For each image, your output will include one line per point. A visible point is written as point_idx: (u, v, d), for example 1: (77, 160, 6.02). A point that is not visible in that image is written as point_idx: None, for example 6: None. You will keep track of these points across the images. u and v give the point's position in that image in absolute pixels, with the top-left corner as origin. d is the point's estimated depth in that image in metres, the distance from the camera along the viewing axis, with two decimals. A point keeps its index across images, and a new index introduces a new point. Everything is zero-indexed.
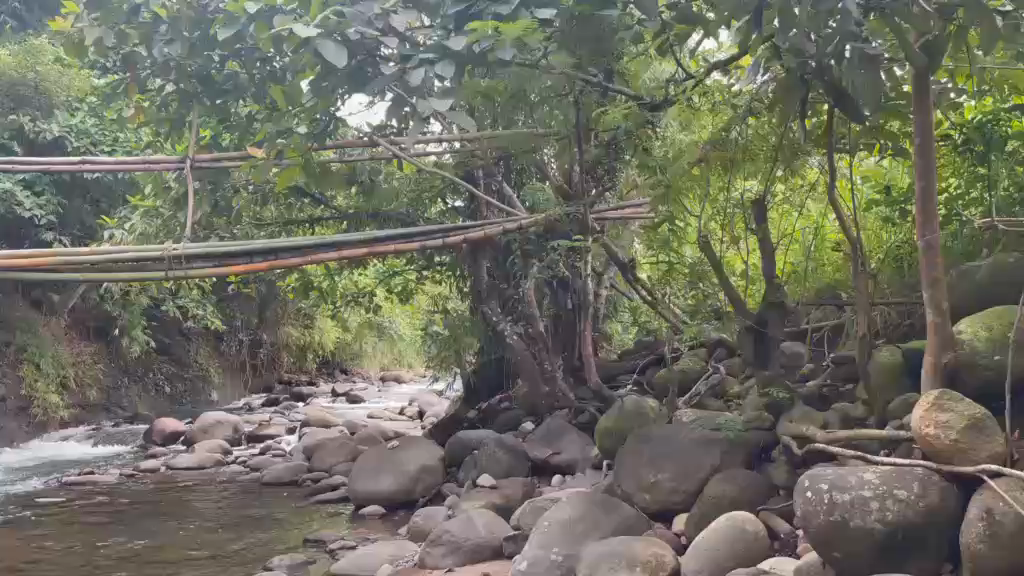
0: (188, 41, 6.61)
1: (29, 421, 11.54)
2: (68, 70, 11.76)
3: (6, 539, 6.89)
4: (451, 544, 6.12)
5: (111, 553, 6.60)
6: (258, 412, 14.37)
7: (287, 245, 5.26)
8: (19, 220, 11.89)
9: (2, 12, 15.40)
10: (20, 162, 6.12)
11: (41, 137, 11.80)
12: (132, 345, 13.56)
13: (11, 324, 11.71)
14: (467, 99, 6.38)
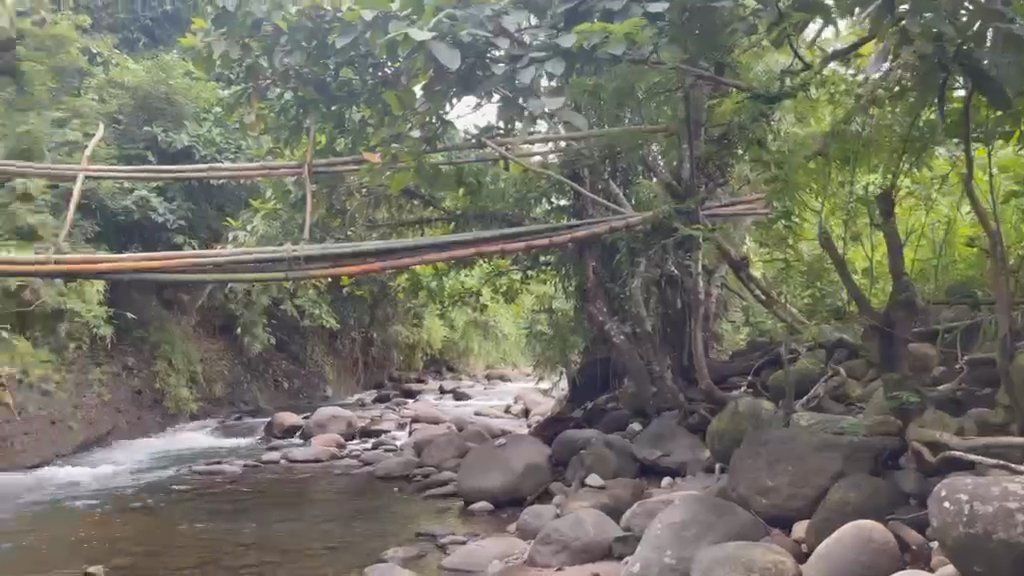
0: (306, 51, 6.96)
1: (162, 413, 12.32)
2: (194, 84, 12.59)
3: (142, 523, 7.35)
4: (561, 542, 6.12)
5: (237, 539, 6.94)
6: (371, 408, 14.85)
7: (404, 246, 5.42)
8: (152, 225, 12.64)
9: (135, 30, 16.49)
10: (154, 170, 6.54)
11: (173, 146, 12.41)
12: (253, 342, 14.24)
13: (148, 322, 12.44)
14: (574, 98, 6.38)
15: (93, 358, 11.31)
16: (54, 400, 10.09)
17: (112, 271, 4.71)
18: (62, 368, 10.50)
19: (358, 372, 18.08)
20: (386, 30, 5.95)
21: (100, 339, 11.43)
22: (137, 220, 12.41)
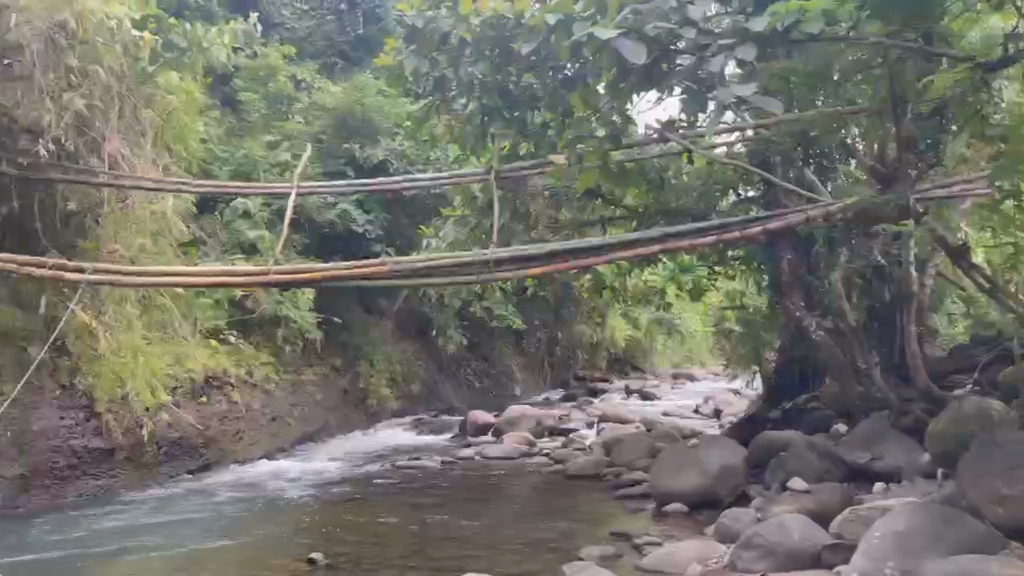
0: (491, 60, 7.16)
1: (366, 411, 13.18)
2: (387, 101, 13.34)
3: (353, 514, 7.87)
4: (764, 548, 5.85)
5: (439, 533, 7.24)
6: (560, 407, 15.05)
7: (580, 244, 5.38)
8: (353, 236, 13.53)
9: (334, 55, 17.75)
10: (357, 183, 6.99)
11: (370, 160, 13.19)
12: (446, 344, 14.89)
13: (351, 326, 13.32)
14: (765, 85, 6.11)
15: (307, 359, 12.31)
16: (275, 398, 11.05)
17: (324, 280, 5.08)
18: (281, 369, 11.50)
19: (545, 371, 18.41)
20: (569, 32, 5.97)
21: (311, 343, 12.38)
22: (341, 232, 13.33)
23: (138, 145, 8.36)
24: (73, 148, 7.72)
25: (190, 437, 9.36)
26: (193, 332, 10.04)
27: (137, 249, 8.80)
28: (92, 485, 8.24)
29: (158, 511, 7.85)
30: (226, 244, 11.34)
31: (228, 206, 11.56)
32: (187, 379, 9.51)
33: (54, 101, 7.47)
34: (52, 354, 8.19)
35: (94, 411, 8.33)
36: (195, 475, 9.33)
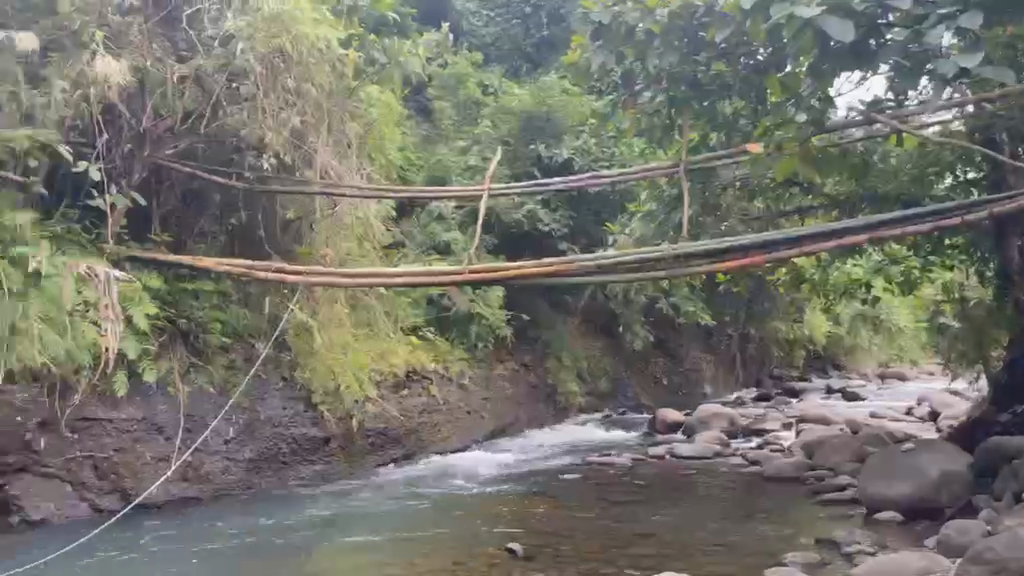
0: (680, 51, 6.95)
1: (555, 406, 13.38)
2: (570, 100, 13.46)
3: (546, 507, 8.00)
4: (997, 564, 5.30)
5: (632, 530, 7.19)
6: (755, 407, 14.51)
7: (778, 236, 4.93)
8: (539, 235, 13.76)
9: (520, 57, 18.20)
10: (548, 181, 7.11)
11: (555, 159, 13.34)
12: (633, 341, 14.77)
13: (540, 323, 13.59)
14: (995, 53, 5.50)
15: (498, 355, 12.64)
16: (471, 393, 11.49)
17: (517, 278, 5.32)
18: (475, 364, 11.95)
19: (736, 370, 17.85)
20: (767, 13, 5.74)
21: (502, 340, 12.73)
22: (528, 232, 13.59)
23: (345, 156, 9.04)
24: (291, 160, 8.52)
25: (396, 425, 9.98)
26: (393, 330, 10.59)
27: (345, 253, 9.46)
28: (312, 470, 9.00)
29: (366, 496, 8.44)
30: (422, 245, 11.95)
31: (425, 209, 12.37)
32: (391, 374, 10.11)
33: (274, 119, 8.21)
34: (276, 349, 9.02)
35: (312, 402, 9.06)
36: (399, 463, 9.92)
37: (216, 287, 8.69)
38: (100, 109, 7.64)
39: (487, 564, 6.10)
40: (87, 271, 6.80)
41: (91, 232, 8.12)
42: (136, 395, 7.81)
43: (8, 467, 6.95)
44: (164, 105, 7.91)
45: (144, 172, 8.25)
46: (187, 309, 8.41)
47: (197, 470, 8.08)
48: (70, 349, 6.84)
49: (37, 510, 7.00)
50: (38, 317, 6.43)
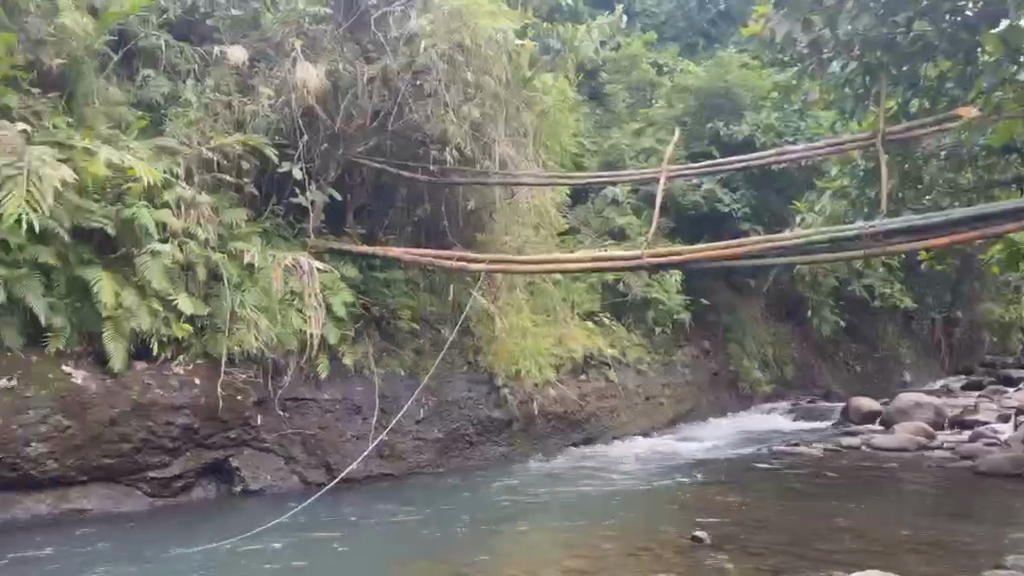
0: (875, 12, 6.43)
1: (738, 393, 12.96)
2: (750, 74, 12.88)
3: (732, 496, 7.78)
4: None
5: (827, 524, 6.82)
6: (963, 396, 13.33)
7: (993, 210, 4.54)
8: (719, 216, 13.34)
9: (695, 34, 17.71)
10: (729, 160, 6.91)
11: (735, 137, 12.82)
12: (821, 325, 14.01)
13: (720, 307, 13.23)
14: None
15: (676, 341, 12.40)
16: (649, 377, 11.38)
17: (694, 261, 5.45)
18: (653, 349, 11.82)
19: (940, 356, 16.51)
20: None
21: (681, 325, 12.50)
22: (706, 214, 13.22)
23: (522, 146, 9.20)
24: (471, 152, 8.75)
25: (576, 410, 10.06)
26: (569, 317, 10.79)
27: (525, 240, 9.69)
28: (496, 451, 9.26)
29: (549, 479, 8.55)
30: (599, 231, 11.93)
31: (600, 196, 12.28)
32: (569, 358, 10.22)
33: (455, 113, 8.46)
34: (461, 335, 9.41)
35: (495, 385, 9.34)
36: (580, 447, 10.02)
37: (405, 276, 9.22)
38: (302, 112, 8.40)
39: (672, 550, 6.01)
40: (291, 260, 8.04)
41: (295, 227, 8.79)
42: (335, 377, 8.31)
43: (231, 441, 7.51)
44: (357, 105, 8.35)
45: (339, 170, 8.86)
46: (379, 298, 8.97)
47: (392, 448, 8.49)
48: (278, 334, 7.65)
49: (255, 481, 7.57)
50: (255, 303, 7.60)
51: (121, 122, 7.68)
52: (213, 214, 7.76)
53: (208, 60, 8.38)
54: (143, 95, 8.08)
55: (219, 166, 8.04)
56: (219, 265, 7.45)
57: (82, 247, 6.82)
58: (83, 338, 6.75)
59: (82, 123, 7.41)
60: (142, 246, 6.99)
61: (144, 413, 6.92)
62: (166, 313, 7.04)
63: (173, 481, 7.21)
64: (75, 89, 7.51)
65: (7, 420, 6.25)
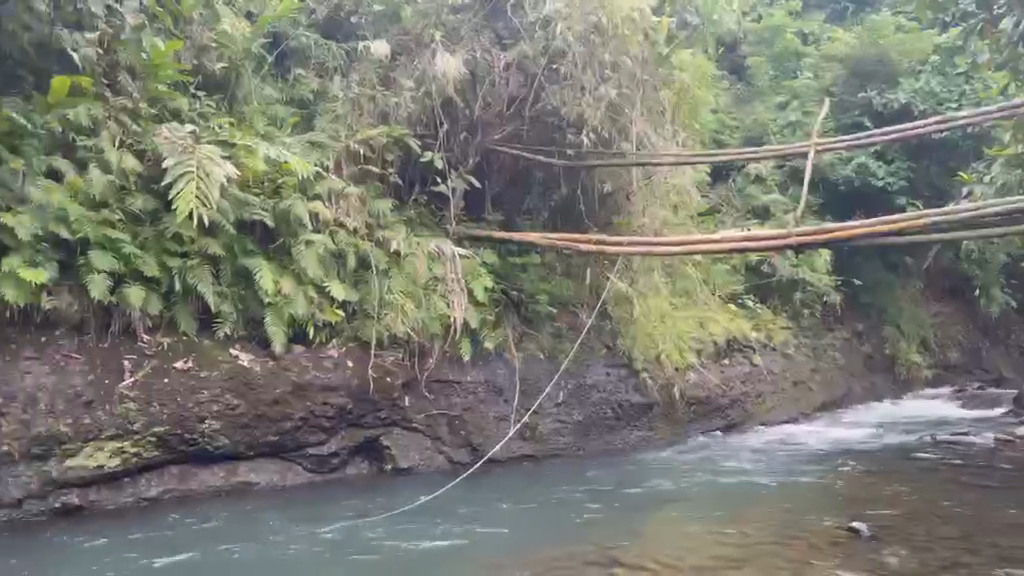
0: None
1: (895, 379, 12.20)
2: (907, 37, 12.02)
3: (892, 486, 7.34)
4: None
5: (1001, 518, 6.31)
6: None
7: None
8: (871, 193, 12.52)
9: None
10: (882, 130, 6.52)
11: (889, 107, 11.87)
12: (990, 305, 12.95)
13: (874, 287, 12.51)
14: None
15: (825, 323, 11.83)
16: (796, 361, 10.92)
17: (844, 238, 5.18)
18: (800, 332, 11.34)
19: None
20: None
21: (831, 307, 11.92)
22: (859, 189, 12.48)
23: (660, 124, 9.04)
24: (609, 134, 8.71)
25: (719, 395, 9.80)
26: (711, 297, 10.81)
27: (663, 221, 9.56)
28: (637, 436, 9.17)
29: (692, 464, 8.39)
30: (741, 210, 11.58)
31: (742, 172, 11.92)
32: (711, 342, 10.05)
33: (591, 95, 8.44)
34: (599, 319, 9.42)
35: (634, 368, 9.26)
36: (724, 432, 9.75)
37: (541, 261, 9.39)
38: (442, 102, 8.54)
39: (828, 541, 5.73)
40: (435, 247, 8.38)
41: (436, 214, 9.04)
42: (479, 360, 8.48)
43: (382, 421, 7.72)
44: (493, 94, 8.53)
45: (477, 158, 9.02)
46: (518, 282, 9.12)
47: (533, 430, 8.58)
48: (423, 319, 7.95)
49: (405, 459, 7.77)
50: (401, 289, 7.93)
51: (275, 119, 8.14)
52: (360, 204, 8.09)
53: (353, 55, 8.72)
54: (294, 92, 8.56)
55: (365, 158, 8.38)
56: (367, 253, 7.85)
57: (246, 238, 7.29)
58: (247, 324, 7.19)
59: (243, 121, 7.91)
60: (297, 236, 7.40)
61: (303, 394, 7.23)
62: (320, 299, 7.45)
63: (329, 458, 7.50)
64: (236, 91, 8.08)
65: (183, 403, 6.62)
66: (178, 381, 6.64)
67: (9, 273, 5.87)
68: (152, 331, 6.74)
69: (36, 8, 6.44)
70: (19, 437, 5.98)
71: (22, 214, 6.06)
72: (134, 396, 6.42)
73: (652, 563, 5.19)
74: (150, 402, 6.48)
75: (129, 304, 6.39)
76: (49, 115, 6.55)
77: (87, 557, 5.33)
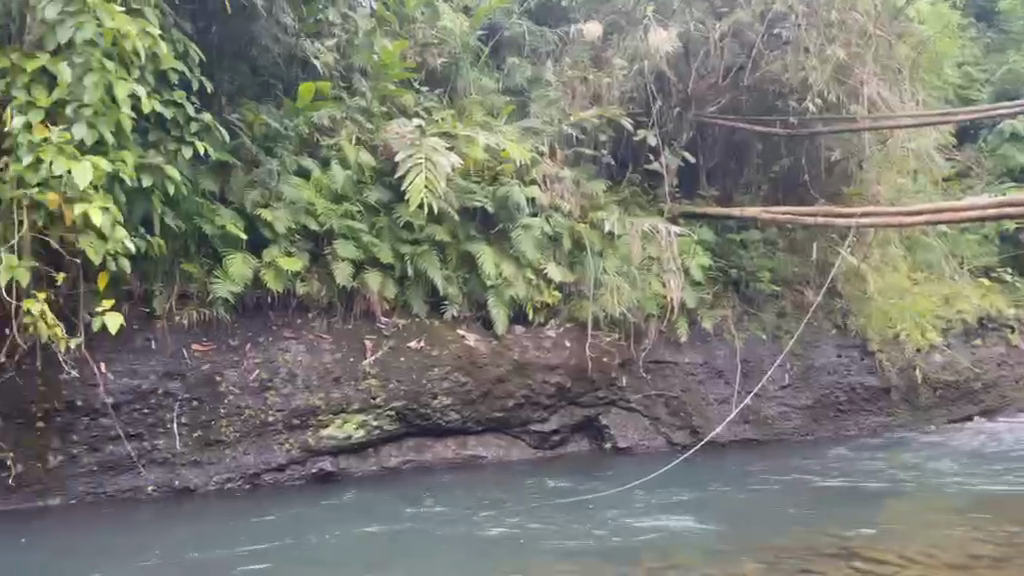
0: None
1: None
2: None
3: None
4: None
5: None
6: None
7: None
8: None
9: None
10: None
11: None
12: None
13: None
14: None
15: None
16: None
17: None
18: None
19: None
20: None
21: None
22: None
23: (898, 83, 8.39)
24: (837, 97, 8.19)
25: (970, 379, 8.88)
26: (958, 273, 9.94)
27: (898, 188, 9.02)
28: (874, 422, 8.55)
29: (938, 454, 7.68)
30: (991, 171, 10.50)
31: (993, 132, 10.75)
32: (960, 320, 9.17)
33: (817, 57, 7.94)
34: (828, 297, 8.95)
35: (868, 349, 8.64)
36: (976, 420, 8.81)
37: (762, 237, 9.13)
38: (654, 78, 8.48)
39: None
40: (650, 226, 8.31)
41: (650, 193, 8.92)
42: (696, 340, 8.31)
43: (601, 400, 7.79)
44: (706, 66, 8.35)
45: (691, 133, 8.80)
46: (738, 261, 8.93)
47: (757, 414, 8.26)
48: (638, 298, 7.96)
49: (624, 439, 7.79)
50: (615, 269, 8.02)
51: (492, 109, 8.40)
52: (574, 186, 8.25)
53: (564, 40, 8.87)
54: (510, 81, 8.71)
55: (577, 141, 8.47)
56: (582, 235, 7.95)
57: (468, 224, 7.65)
58: (471, 306, 7.53)
59: (462, 113, 8.22)
60: (516, 220, 7.63)
61: (525, 372, 7.46)
62: (538, 280, 7.67)
63: (551, 435, 7.70)
64: (456, 85, 8.39)
65: (416, 377, 7.06)
66: (411, 358, 7.10)
67: (270, 261, 6.58)
68: (388, 314, 7.27)
69: (283, 22, 6.85)
70: (281, 409, 6.61)
71: (277, 211, 6.66)
72: (375, 372, 6.94)
73: (901, 558, 4.80)
74: (389, 377, 6.99)
75: (367, 288, 7.00)
76: (298, 117, 7.18)
77: (342, 518, 5.85)
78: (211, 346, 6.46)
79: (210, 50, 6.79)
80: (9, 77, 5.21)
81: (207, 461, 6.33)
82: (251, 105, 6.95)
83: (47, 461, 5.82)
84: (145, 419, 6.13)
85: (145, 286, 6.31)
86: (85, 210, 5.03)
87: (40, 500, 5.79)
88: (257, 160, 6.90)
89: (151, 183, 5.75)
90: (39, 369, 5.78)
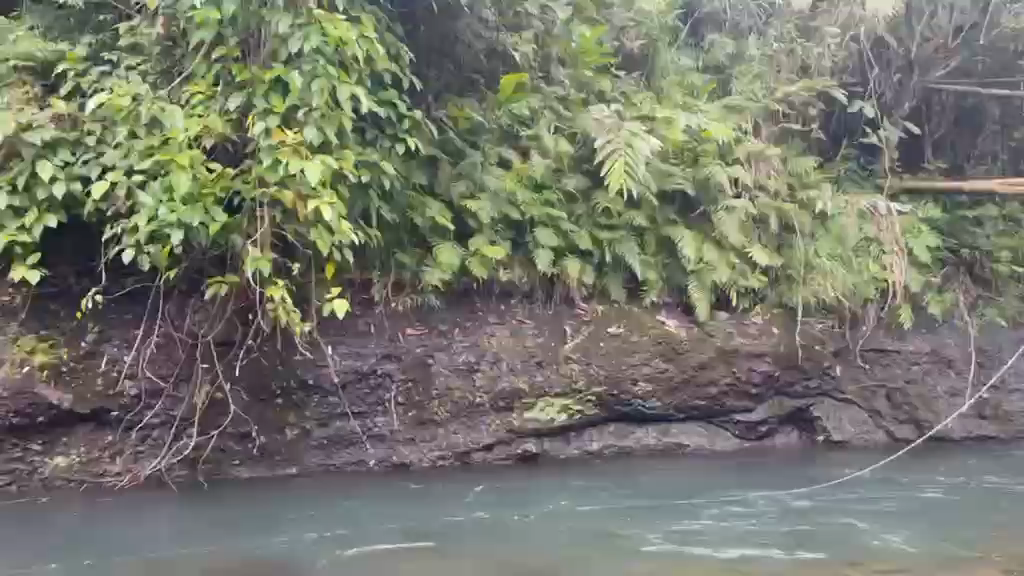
0: None
1: None
2: None
3: None
4: None
5: None
6: None
7: None
8: None
9: None
10: None
11: None
12: None
13: None
14: None
15: None
16: None
17: None
18: None
19: None
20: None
21: None
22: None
23: None
24: None
25: None
26: None
27: None
28: None
29: None
30: None
31: None
32: None
33: None
34: None
35: None
36: None
37: (1002, 212, 8.18)
38: (873, 45, 8.18)
39: None
40: (868, 204, 7.89)
41: (866, 169, 8.38)
42: (922, 326, 7.71)
43: (813, 389, 7.36)
44: (933, 26, 8.04)
45: (915, 100, 8.33)
46: (973, 239, 8.04)
47: (996, 408, 7.49)
48: (854, 282, 7.52)
49: (839, 432, 7.30)
50: (828, 252, 7.58)
51: (692, 90, 8.18)
52: (780, 164, 7.88)
53: (770, 11, 8.48)
54: (709, 59, 8.44)
55: (784, 117, 8.09)
56: (792, 215, 7.55)
57: (668, 208, 7.51)
58: (671, 290, 7.42)
59: (661, 96, 8.05)
60: (717, 203, 7.42)
61: (729, 359, 7.18)
62: (743, 265, 7.37)
63: (758, 425, 7.32)
64: (652, 67, 8.28)
65: (618, 364, 7.04)
66: (613, 344, 7.09)
67: (476, 250, 6.84)
68: (588, 300, 7.31)
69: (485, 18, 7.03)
70: (489, 391, 6.85)
71: (483, 201, 6.88)
72: (577, 357, 7.01)
73: None
74: (590, 362, 7.03)
75: (568, 275, 7.08)
76: (500, 110, 7.40)
77: (548, 499, 5.99)
78: (424, 330, 6.85)
79: (420, 50, 7.08)
80: (252, 87, 5.75)
81: (421, 439, 6.71)
82: (456, 100, 7.19)
83: (286, 434, 6.39)
84: (368, 398, 6.61)
85: (365, 276, 6.74)
86: (316, 205, 5.49)
87: (280, 468, 6.39)
88: (462, 153, 7.15)
89: (370, 178, 6.15)
90: (280, 350, 6.34)
